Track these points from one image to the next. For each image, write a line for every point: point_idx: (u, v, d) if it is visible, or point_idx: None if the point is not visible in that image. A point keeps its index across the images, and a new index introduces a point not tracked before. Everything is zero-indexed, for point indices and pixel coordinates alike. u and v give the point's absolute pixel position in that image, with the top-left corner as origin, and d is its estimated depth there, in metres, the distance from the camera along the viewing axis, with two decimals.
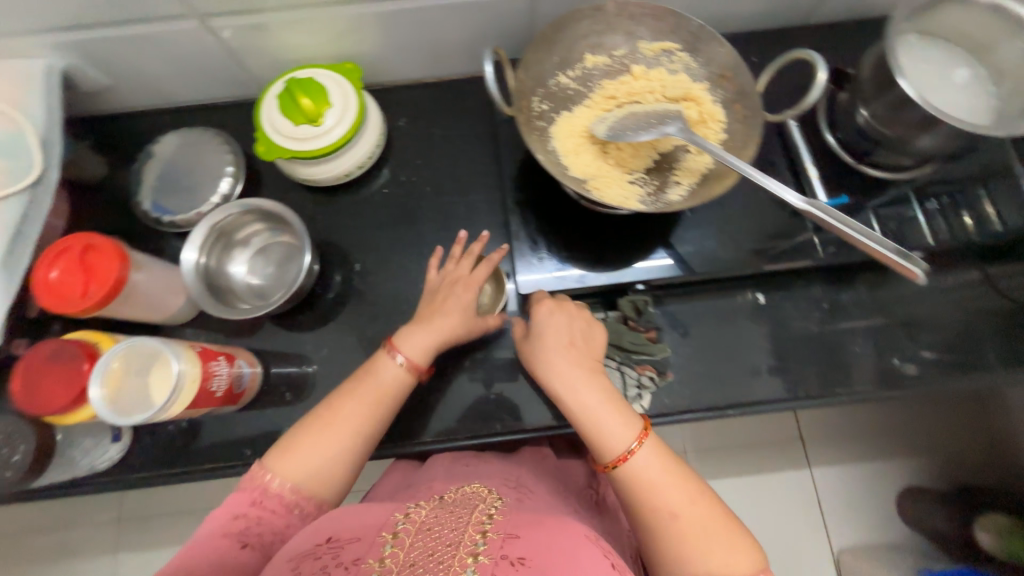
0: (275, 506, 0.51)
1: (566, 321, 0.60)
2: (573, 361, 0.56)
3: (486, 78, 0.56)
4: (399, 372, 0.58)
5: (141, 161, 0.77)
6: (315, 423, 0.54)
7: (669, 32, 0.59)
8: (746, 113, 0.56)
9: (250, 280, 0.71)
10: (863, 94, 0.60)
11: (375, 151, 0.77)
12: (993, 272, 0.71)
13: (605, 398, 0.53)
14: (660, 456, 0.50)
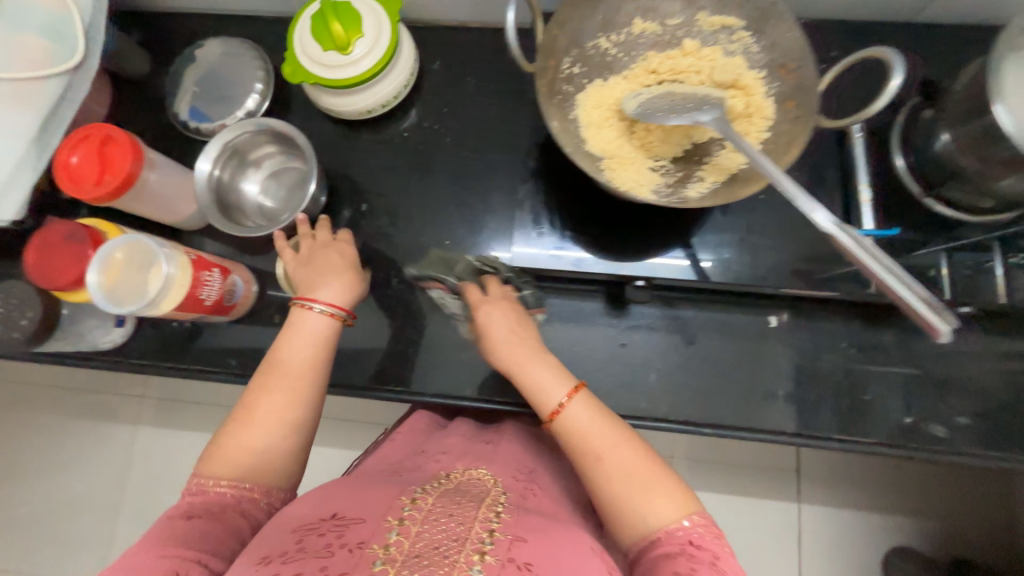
0: (214, 504, 0.46)
1: (498, 306, 0.55)
2: (513, 337, 0.53)
3: (506, 29, 0.49)
4: (309, 343, 0.53)
5: (181, 64, 0.78)
6: (232, 421, 0.49)
7: (735, 5, 0.52)
8: (798, 114, 0.49)
9: (261, 200, 0.72)
10: (949, 116, 0.51)
11: (402, 92, 0.74)
12: None
13: (544, 363, 0.51)
14: (594, 409, 0.48)
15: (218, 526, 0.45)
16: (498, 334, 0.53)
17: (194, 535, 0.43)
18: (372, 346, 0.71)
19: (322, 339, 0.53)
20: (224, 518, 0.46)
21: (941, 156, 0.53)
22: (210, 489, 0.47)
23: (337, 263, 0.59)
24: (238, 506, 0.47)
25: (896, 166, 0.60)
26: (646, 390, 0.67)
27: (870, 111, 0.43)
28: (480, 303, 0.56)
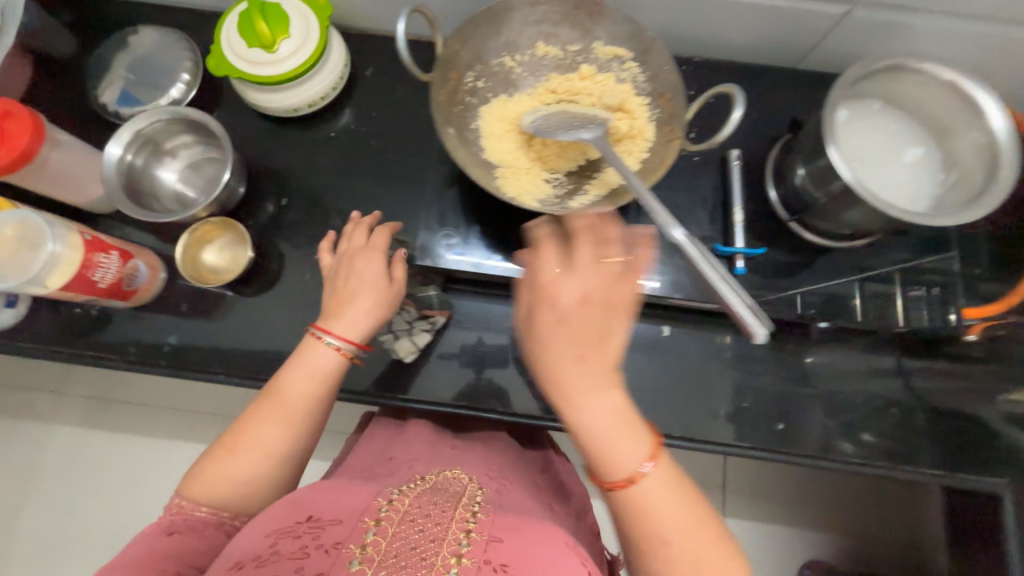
0: (194, 523, 0.48)
1: (597, 312, 0.39)
2: (583, 369, 0.39)
3: (397, 37, 0.58)
4: (312, 380, 0.54)
5: (107, 48, 0.79)
6: (220, 447, 0.51)
7: (624, 38, 0.57)
8: (670, 138, 0.55)
9: (178, 189, 0.73)
10: (802, 153, 0.59)
11: (331, 94, 0.76)
12: (907, 365, 0.71)
13: (615, 413, 0.40)
14: (671, 475, 0.41)
15: (198, 546, 0.47)
16: (563, 360, 0.39)
17: (172, 552, 0.45)
18: (279, 339, 0.70)
19: (324, 379, 0.55)
20: (204, 535, 0.48)
21: (799, 188, 0.61)
22: (187, 510, 0.49)
23: (369, 279, 0.58)
24: (217, 528, 0.49)
25: (770, 198, 0.67)
26: (544, 390, 0.69)
27: (717, 140, 0.50)
28: (552, 279, 0.40)
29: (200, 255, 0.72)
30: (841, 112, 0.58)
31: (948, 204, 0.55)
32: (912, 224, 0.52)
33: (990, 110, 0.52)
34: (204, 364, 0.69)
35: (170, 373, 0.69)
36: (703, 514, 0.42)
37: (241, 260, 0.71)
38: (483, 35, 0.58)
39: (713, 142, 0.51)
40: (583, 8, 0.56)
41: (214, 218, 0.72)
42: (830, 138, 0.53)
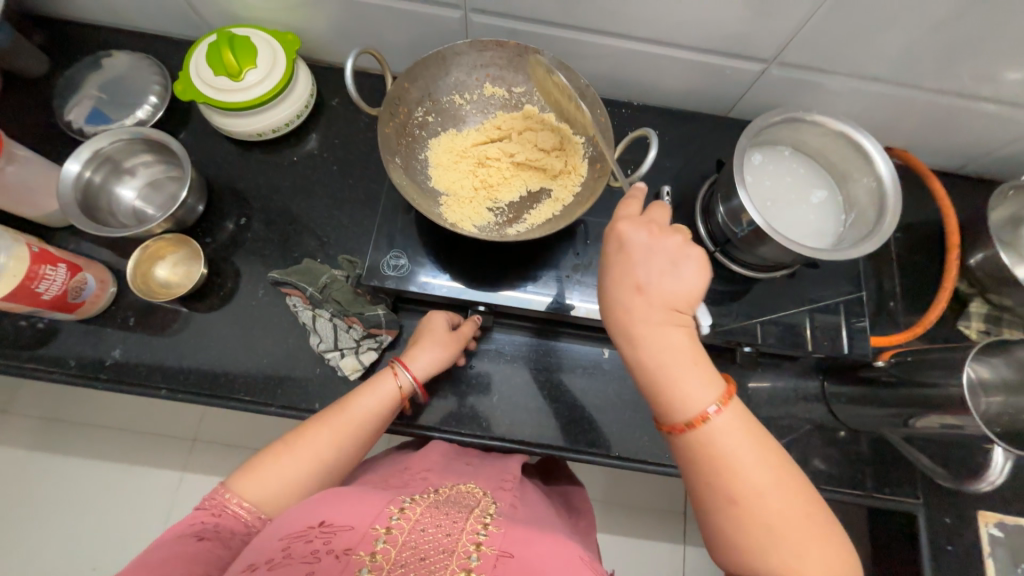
0: (232, 524, 0.49)
1: (653, 256, 0.46)
2: (645, 304, 0.45)
3: (347, 75, 0.62)
4: (375, 401, 0.60)
5: (78, 69, 0.82)
6: (280, 444, 0.55)
7: (563, 83, 0.63)
8: (598, 173, 0.61)
9: (136, 205, 0.75)
10: (723, 191, 0.66)
11: (296, 121, 0.80)
12: (828, 389, 0.76)
13: (679, 356, 0.44)
14: (739, 422, 0.44)
15: (225, 552, 0.47)
16: (623, 292, 0.46)
17: (200, 556, 0.45)
18: (228, 355, 0.71)
19: (386, 407, 0.60)
20: (230, 544, 0.48)
21: (720, 224, 0.68)
22: (231, 507, 0.50)
23: (435, 330, 0.67)
24: (246, 535, 0.49)
25: (700, 231, 0.73)
26: (489, 410, 0.73)
27: (637, 177, 0.59)
28: (618, 222, 0.48)
29: (152, 271, 0.74)
30: (754, 156, 0.66)
31: (847, 240, 0.62)
32: (813, 257, 0.59)
33: (876, 158, 0.60)
34: (146, 378, 0.69)
35: (110, 387, 0.68)
36: (783, 475, 0.43)
37: (194, 275, 0.73)
38: (432, 75, 0.64)
39: (633, 178, 0.59)
40: (525, 55, 0.63)
41: (169, 235, 0.74)
42: (740, 181, 0.61)
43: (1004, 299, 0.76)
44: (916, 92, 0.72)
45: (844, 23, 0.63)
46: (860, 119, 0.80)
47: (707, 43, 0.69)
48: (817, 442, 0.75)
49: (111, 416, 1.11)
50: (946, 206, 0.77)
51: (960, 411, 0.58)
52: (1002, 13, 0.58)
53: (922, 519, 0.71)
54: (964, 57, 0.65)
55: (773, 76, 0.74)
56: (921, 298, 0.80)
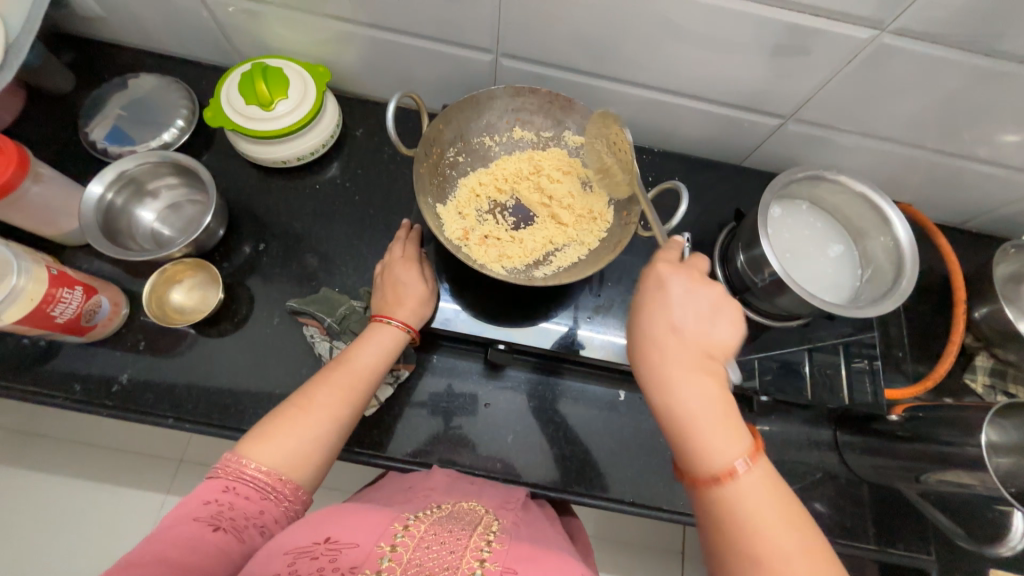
0: (252, 491, 0.48)
1: (689, 300, 0.49)
2: (676, 348, 0.47)
3: (387, 120, 0.63)
4: (377, 353, 0.59)
5: (106, 88, 0.82)
6: (291, 407, 0.53)
7: None
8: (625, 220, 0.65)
9: (156, 228, 0.74)
10: (744, 241, 0.68)
11: (321, 150, 0.81)
12: (841, 439, 0.76)
13: (709, 402, 0.45)
14: (769, 483, 0.43)
15: (237, 548, 0.45)
16: (658, 331, 0.48)
17: (215, 550, 0.43)
18: (237, 384, 0.69)
19: (390, 355, 0.60)
20: (245, 536, 0.46)
21: (740, 271, 0.70)
22: (248, 475, 0.48)
23: (410, 281, 0.65)
24: (272, 498, 0.48)
25: (718, 277, 0.75)
26: (500, 451, 0.70)
27: (667, 228, 0.63)
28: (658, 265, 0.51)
29: (167, 296, 0.73)
30: (776, 208, 0.71)
31: (864, 297, 0.66)
32: (830, 309, 0.60)
33: (894, 221, 0.65)
34: (152, 406, 0.67)
35: (114, 413, 0.66)
36: (810, 547, 0.41)
37: (210, 300, 0.73)
38: (465, 117, 0.68)
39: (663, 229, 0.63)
40: (556, 103, 0.67)
41: (187, 260, 0.73)
42: (762, 232, 0.63)
43: (1009, 355, 0.78)
44: (924, 153, 0.76)
45: (860, 87, 0.65)
46: (869, 174, 0.83)
47: (727, 98, 0.72)
48: (831, 493, 0.74)
49: (99, 434, 1.07)
50: (953, 262, 0.79)
51: (977, 471, 0.58)
52: (1010, 89, 0.62)
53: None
54: (974, 125, 0.68)
55: (789, 130, 0.76)
56: (929, 349, 0.82)
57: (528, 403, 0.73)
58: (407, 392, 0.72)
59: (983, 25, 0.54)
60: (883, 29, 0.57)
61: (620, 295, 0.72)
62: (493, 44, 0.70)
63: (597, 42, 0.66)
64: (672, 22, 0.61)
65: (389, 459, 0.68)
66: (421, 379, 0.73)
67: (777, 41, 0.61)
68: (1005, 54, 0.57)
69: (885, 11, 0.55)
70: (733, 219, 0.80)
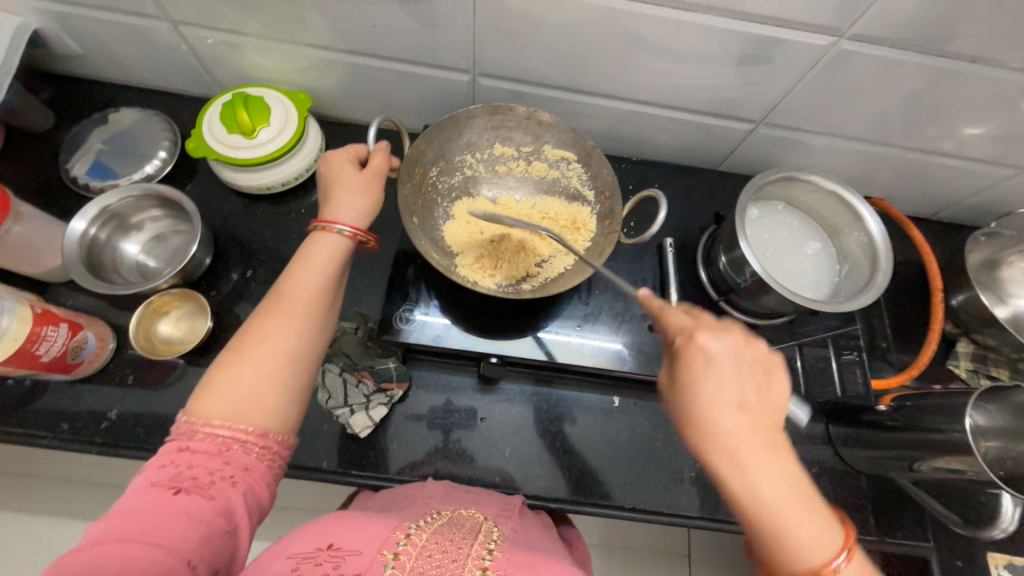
0: (210, 445, 0.42)
1: (744, 373, 0.43)
2: (750, 430, 0.41)
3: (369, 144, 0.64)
4: (316, 273, 0.52)
5: (87, 124, 0.82)
6: (230, 351, 0.46)
7: (569, 145, 0.70)
8: (609, 229, 0.67)
9: (141, 260, 0.74)
10: (724, 243, 0.69)
11: (305, 174, 0.81)
12: (833, 431, 0.77)
13: (792, 486, 0.40)
14: (863, 568, 0.40)
15: (205, 505, 0.40)
16: (722, 413, 0.42)
17: (180, 513, 0.39)
18: None
19: (332, 267, 0.53)
20: (213, 493, 0.41)
21: (723, 273, 0.71)
22: (204, 430, 0.43)
23: (349, 186, 0.58)
24: (235, 451, 0.43)
25: (702, 279, 0.76)
26: (500, 464, 0.70)
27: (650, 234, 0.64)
28: (696, 332, 0.45)
29: (154, 328, 0.72)
30: (754, 209, 0.73)
31: (844, 292, 0.68)
32: (810, 305, 0.62)
33: (867, 218, 0.67)
34: (143, 441, 0.66)
35: (103, 451, 0.65)
36: None
37: (198, 329, 0.72)
38: (445, 138, 0.69)
39: (645, 236, 0.64)
40: (532, 119, 0.69)
41: (174, 290, 0.73)
42: (741, 232, 0.65)
43: (988, 340, 0.80)
44: (891, 149, 0.78)
45: (825, 91, 0.68)
46: (841, 172, 0.86)
47: (699, 106, 0.74)
48: (826, 486, 0.75)
49: (86, 473, 1.05)
50: (927, 253, 0.82)
51: (966, 456, 0.60)
52: (965, 87, 0.65)
53: (936, 563, 0.71)
54: (934, 121, 0.71)
55: (760, 134, 0.79)
56: (911, 339, 0.84)
57: (523, 415, 0.73)
58: (401, 411, 0.72)
59: (934, 29, 0.57)
60: (841, 36, 0.60)
61: (607, 301, 0.73)
62: (470, 65, 0.72)
63: (571, 59, 0.68)
64: (641, 38, 0.64)
65: (389, 478, 0.67)
66: (417, 396, 0.73)
67: (742, 51, 0.64)
68: (957, 54, 0.60)
69: (841, 20, 0.58)
70: (713, 222, 0.81)
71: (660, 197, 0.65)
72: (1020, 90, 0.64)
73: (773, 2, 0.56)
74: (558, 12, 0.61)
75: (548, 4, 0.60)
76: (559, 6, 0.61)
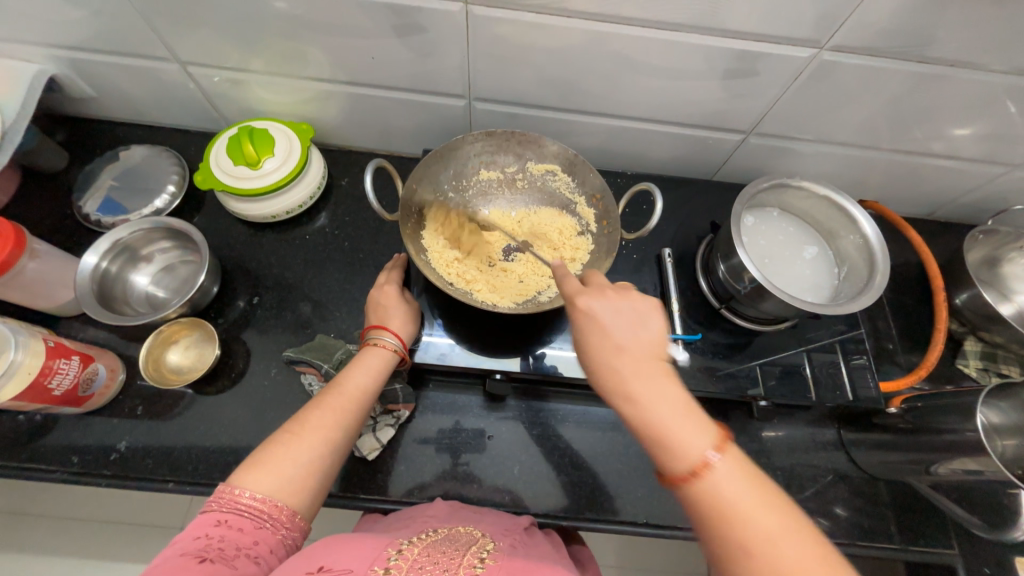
0: (246, 521, 0.45)
1: (621, 314, 0.49)
2: (625, 358, 0.46)
3: (365, 189, 0.64)
4: (368, 374, 0.60)
5: (100, 162, 0.85)
6: (282, 433, 0.52)
7: (551, 157, 0.73)
8: (609, 229, 0.69)
9: (151, 291, 0.76)
10: (722, 251, 0.70)
11: (308, 201, 0.83)
12: (847, 436, 0.76)
13: (667, 401, 0.43)
14: (741, 461, 0.41)
15: (230, 573, 0.41)
16: (604, 350, 0.47)
17: None
18: (237, 440, 0.69)
19: (380, 377, 0.60)
20: (236, 564, 0.42)
21: (723, 281, 0.72)
22: (242, 504, 0.46)
23: (394, 303, 0.66)
24: (268, 525, 0.46)
25: (703, 288, 0.77)
26: (509, 482, 0.69)
27: (650, 227, 0.67)
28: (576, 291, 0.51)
29: (164, 357, 0.74)
30: (749, 218, 0.74)
31: (845, 294, 0.69)
32: (812, 308, 0.62)
33: (860, 219, 0.68)
34: (153, 472, 0.66)
35: (114, 484, 0.65)
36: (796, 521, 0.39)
37: (207, 357, 0.73)
38: (433, 172, 0.72)
39: (646, 229, 0.67)
40: (513, 140, 0.72)
41: (183, 319, 0.75)
42: (737, 240, 0.65)
43: (995, 337, 0.79)
44: (880, 153, 0.80)
45: (810, 100, 0.70)
46: (833, 177, 0.87)
47: (688, 119, 0.76)
48: (842, 494, 0.73)
49: (94, 508, 1.04)
50: (926, 253, 0.82)
51: (981, 455, 0.59)
52: (948, 90, 0.66)
53: (961, 570, 0.69)
54: (920, 124, 0.73)
55: (750, 143, 0.81)
56: (917, 339, 0.83)
57: (529, 430, 0.73)
58: (408, 432, 0.71)
59: (911, 36, 0.59)
60: (822, 48, 0.62)
61: None
62: (466, 90, 0.74)
63: (562, 80, 0.71)
64: (628, 58, 0.66)
65: (397, 500, 0.67)
66: (423, 416, 0.73)
67: (727, 66, 0.66)
68: (936, 59, 0.62)
69: (821, 32, 0.60)
70: (711, 231, 0.83)
71: (654, 190, 0.67)
72: (1002, 91, 0.65)
73: (753, 19, 0.59)
74: (547, 38, 0.64)
75: (537, 32, 0.63)
76: (548, 32, 0.63)
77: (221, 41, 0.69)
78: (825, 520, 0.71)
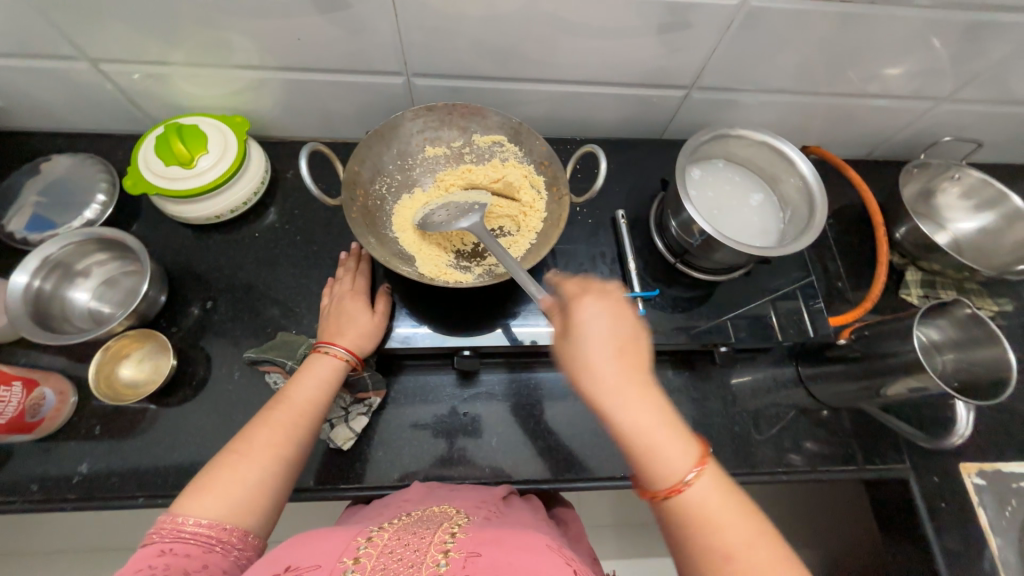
0: (193, 547, 0.44)
1: (615, 322, 0.48)
2: (616, 369, 0.46)
3: (303, 175, 0.62)
4: (316, 386, 0.58)
5: (19, 177, 0.80)
6: (226, 454, 0.50)
7: (495, 128, 0.72)
8: (559, 195, 0.69)
9: (93, 307, 0.72)
10: (672, 207, 0.72)
11: (253, 198, 0.80)
12: (803, 372, 0.80)
13: (655, 416, 0.44)
14: (719, 481, 0.43)
15: None
16: (596, 358, 0.46)
17: None
18: (207, 446, 0.67)
19: (329, 386, 0.59)
20: None
21: (676, 236, 0.73)
22: (187, 531, 0.44)
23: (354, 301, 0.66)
24: (218, 547, 0.45)
25: (658, 245, 0.78)
26: (487, 455, 0.70)
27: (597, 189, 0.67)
28: (575, 293, 0.50)
29: (116, 373, 0.71)
30: (695, 171, 0.75)
31: (790, 236, 0.71)
32: (757, 252, 0.65)
33: (798, 161, 0.70)
34: (121, 489, 0.64)
35: (80, 507, 0.63)
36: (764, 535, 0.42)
37: (163, 367, 0.71)
38: (376, 152, 0.70)
39: (594, 189, 0.67)
40: (454, 113, 0.71)
41: (132, 332, 0.72)
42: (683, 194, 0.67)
43: (932, 265, 0.84)
44: (817, 98, 0.82)
45: (744, 49, 0.71)
46: (776, 126, 0.89)
47: (631, 78, 0.76)
48: (805, 426, 0.78)
49: (74, 537, 1.01)
50: (865, 191, 0.85)
51: (920, 374, 0.63)
52: (873, 28, 0.68)
53: (913, 481, 0.75)
54: (850, 66, 0.75)
55: (693, 99, 0.82)
56: (863, 275, 0.88)
57: (503, 402, 0.74)
58: (383, 417, 0.72)
59: None
60: None
61: (570, 279, 0.75)
62: (402, 66, 0.72)
63: (498, 48, 0.69)
64: (561, 19, 0.65)
65: (378, 486, 0.67)
66: (395, 402, 0.72)
67: (659, 21, 0.66)
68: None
69: None
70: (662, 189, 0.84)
71: (598, 150, 0.67)
72: (923, 25, 0.67)
73: None
74: (477, 5, 0.62)
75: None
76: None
77: (131, 32, 0.65)
78: (791, 449, 0.76)
